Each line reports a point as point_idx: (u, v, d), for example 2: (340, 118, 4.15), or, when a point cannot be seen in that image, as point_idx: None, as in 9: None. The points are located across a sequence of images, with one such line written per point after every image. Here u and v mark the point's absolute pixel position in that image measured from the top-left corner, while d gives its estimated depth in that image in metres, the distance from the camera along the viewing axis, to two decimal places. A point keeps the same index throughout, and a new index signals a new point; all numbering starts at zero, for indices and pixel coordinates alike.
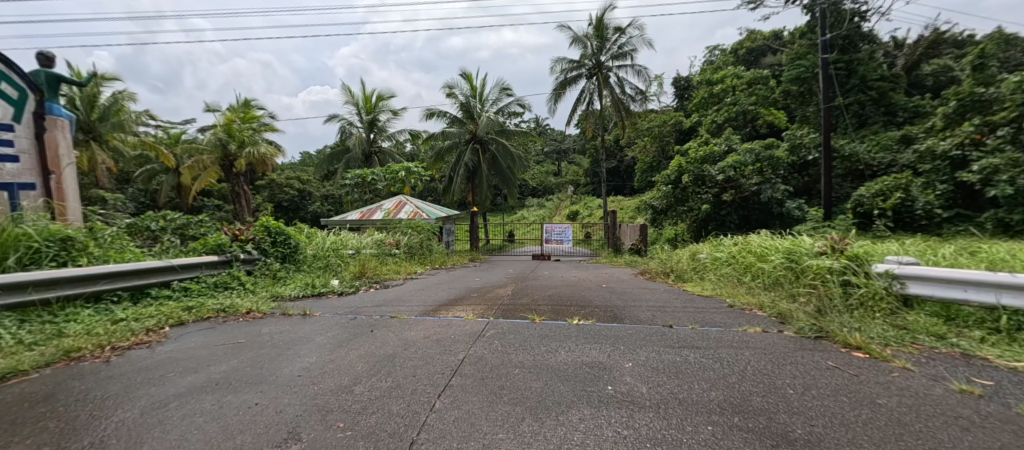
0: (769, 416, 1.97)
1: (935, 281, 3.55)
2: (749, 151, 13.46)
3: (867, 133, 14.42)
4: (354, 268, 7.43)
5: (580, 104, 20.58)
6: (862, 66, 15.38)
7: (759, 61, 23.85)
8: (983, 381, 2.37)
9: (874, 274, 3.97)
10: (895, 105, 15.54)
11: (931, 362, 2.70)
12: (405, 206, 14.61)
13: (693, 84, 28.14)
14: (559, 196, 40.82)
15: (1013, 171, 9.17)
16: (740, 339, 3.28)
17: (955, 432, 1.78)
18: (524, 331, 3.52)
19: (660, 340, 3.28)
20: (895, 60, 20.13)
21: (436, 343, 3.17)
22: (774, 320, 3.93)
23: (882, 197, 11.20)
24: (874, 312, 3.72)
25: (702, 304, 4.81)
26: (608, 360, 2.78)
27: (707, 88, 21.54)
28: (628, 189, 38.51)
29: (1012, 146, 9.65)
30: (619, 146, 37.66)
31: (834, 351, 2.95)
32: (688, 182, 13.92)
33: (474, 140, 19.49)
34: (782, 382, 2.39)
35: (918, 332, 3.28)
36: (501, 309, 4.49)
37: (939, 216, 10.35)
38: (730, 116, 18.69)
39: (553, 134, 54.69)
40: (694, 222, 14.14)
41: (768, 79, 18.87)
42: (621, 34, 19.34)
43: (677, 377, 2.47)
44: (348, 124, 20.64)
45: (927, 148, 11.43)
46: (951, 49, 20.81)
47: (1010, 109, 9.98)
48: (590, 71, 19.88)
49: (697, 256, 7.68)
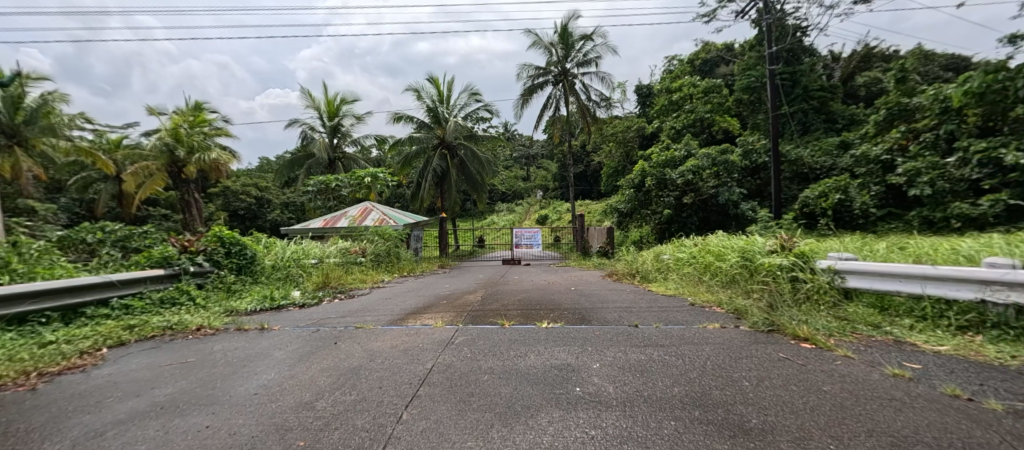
0: (729, 408, 2.06)
1: (871, 274, 3.86)
2: (706, 156, 14.09)
3: (810, 139, 15.54)
4: (316, 279, 7.11)
5: (547, 109, 20.96)
6: (804, 77, 16.71)
7: (713, 71, 25.15)
8: (913, 366, 2.59)
9: (818, 270, 4.28)
10: (834, 113, 16.84)
11: (869, 350, 2.92)
12: (371, 213, 14.22)
13: (653, 91, 29.33)
14: (528, 201, 41.20)
15: (932, 174, 10.19)
16: (701, 335, 3.45)
17: (890, 413, 1.94)
18: (494, 337, 3.50)
19: (626, 340, 3.37)
20: (833, 72, 21.82)
21: (403, 353, 3.10)
22: (731, 316, 4.13)
23: (824, 198, 12.07)
24: (819, 305, 4.00)
25: (666, 303, 4.99)
26: (577, 362, 2.82)
27: (666, 95, 22.45)
28: (595, 194, 39.49)
29: (931, 152, 10.78)
30: (586, 152, 38.61)
31: (785, 344, 3.14)
32: (651, 186, 14.47)
33: (442, 145, 19.36)
34: (738, 375, 2.52)
35: (857, 322, 3.55)
36: (471, 315, 4.46)
37: (874, 215, 11.24)
38: (688, 122, 19.57)
39: (522, 140, 55.32)
40: (658, 225, 14.60)
41: (722, 87, 19.89)
42: (586, 42, 19.77)
43: (642, 376, 2.54)
44: (309, 129, 19.94)
45: (862, 153, 12.41)
46: (880, 62, 22.81)
47: (929, 119, 11.10)
48: (556, 77, 20.25)
49: (660, 257, 7.98)
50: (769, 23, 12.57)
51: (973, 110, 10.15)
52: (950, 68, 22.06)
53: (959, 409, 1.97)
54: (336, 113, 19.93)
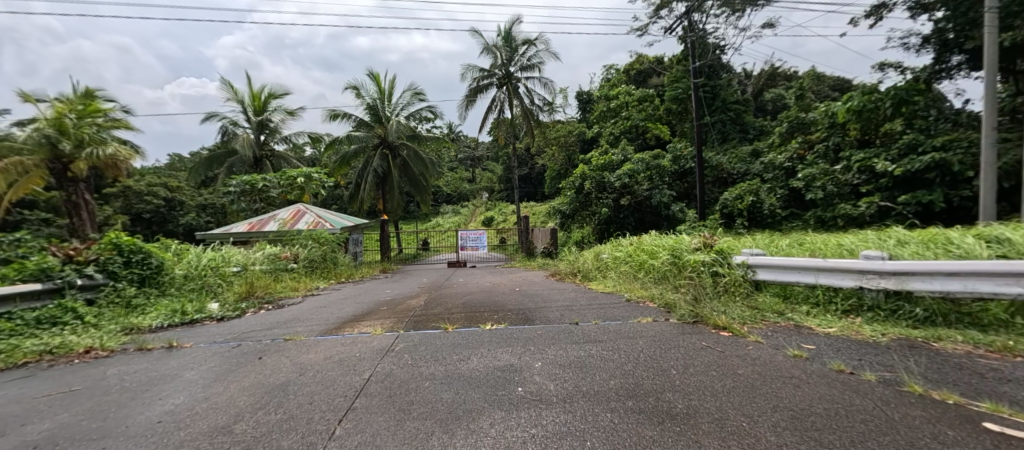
0: (658, 396, 2.20)
1: (776, 267, 4.34)
2: (641, 160, 15.02)
3: (728, 147, 17.16)
4: (239, 288, 6.46)
5: (491, 112, 21.05)
6: (722, 91, 18.62)
7: (646, 82, 26.80)
8: (808, 346, 2.96)
9: (734, 265, 4.71)
10: (747, 125, 18.76)
11: (776, 335, 3.28)
12: (304, 215, 13.28)
13: (593, 98, 30.66)
14: (473, 203, 40.98)
15: (823, 179, 11.73)
16: (635, 329, 3.66)
17: (790, 389, 2.20)
18: (436, 342, 3.43)
19: (566, 337, 3.48)
20: (746, 87, 24.31)
21: (337, 364, 2.93)
22: (662, 310, 4.43)
23: (740, 200, 13.38)
24: (735, 296, 4.44)
25: (604, 300, 5.22)
26: (519, 362, 2.86)
27: (604, 102, 23.55)
28: (539, 196, 40.34)
29: (823, 160, 12.42)
30: (530, 155, 39.32)
31: (707, 333, 3.44)
32: (591, 189, 15.17)
33: (383, 145, 18.66)
34: (667, 365, 2.71)
35: (765, 310, 3.98)
36: (412, 321, 4.32)
37: (780, 215, 12.64)
38: (625, 129, 20.67)
39: (467, 141, 55.01)
40: (598, 225, 14.97)
41: (654, 97, 21.25)
42: (528, 47, 20.07)
43: (580, 371, 2.63)
44: (231, 124, 18.19)
45: (770, 160, 13.94)
46: (784, 81, 25.84)
47: (820, 132, 12.81)
48: (500, 80, 20.38)
49: (599, 256, 8.33)
50: (693, 40, 13.72)
51: (853, 125, 11.85)
52: (837, 88, 25.56)
53: (843, 381, 2.28)
54: (262, 108, 18.40)
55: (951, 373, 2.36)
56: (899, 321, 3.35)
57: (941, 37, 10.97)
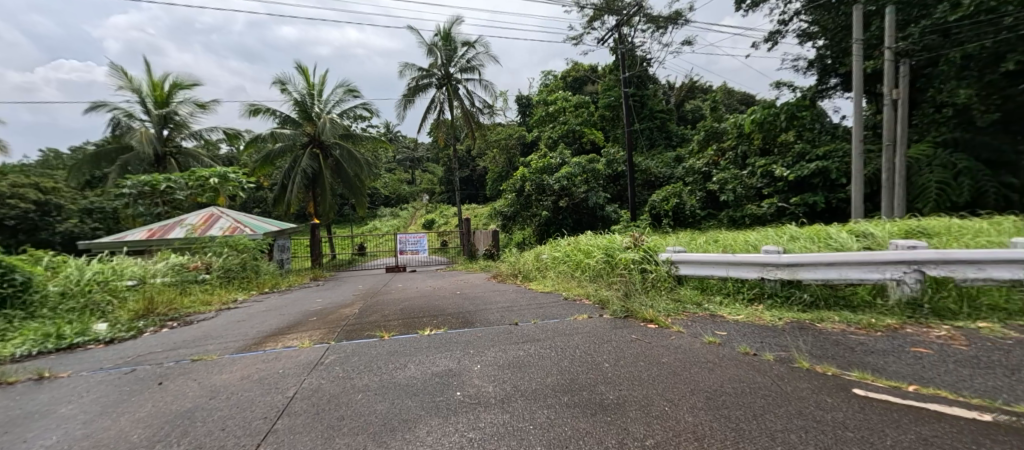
0: (592, 390, 2.30)
1: (695, 262, 4.73)
2: (577, 164, 15.65)
3: (655, 153, 18.47)
4: (135, 304, 5.64)
5: (431, 112, 20.65)
6: (649, 101, 20.01)
7: (582, 89, 27.94)
8: (720, 333, 3.28)
9: (660, 261, 5.06)
10: (671, 132, 20.36)
11: (695, 324, 3.60)
12: (218, 220, 11.98)
13: (532, 102, 31.33)
14: (413, 205, 39.80)
15: (734, 182, 13.09)
16: (571, 326, 3.80)
17: (706, 373, 2.42)
18: (371, 351, 3.28)
19: (506, 338, 3.51)
20: (670, 98, 26.35)
21: (257, 382, 2.68)
22: (597, 306, 4.65)
23: (666, 202, 14.47)
24: (660, 291, 4.78)
25: (543, 300, 5.35)
26: (458, 366, 2.82)
27: (543, 107, 24.17)
28: (481, 198, 40.30)
29: (734, 165, 13.85)
30: (471, 157, 39.14)
31: (636, 326, 3.67)
32: (531, 191, 15.56)
33: (312, 144, 17.47)
34: (600, 358, 2.85)
35: (686, 302, 4.33)
36: (345, 330, 4.08)
37: (699, 215, 13.87)
38: (563, 133, 21.37)
39: (405, 142, 53.35)
40: (539, 226, 15.53)
41: (589, 104, 22.24)
42: (468, 49, 19.96)
43: (519, 371, 2.67)
44: (125, 116, 15.88)
45: (690, 165, 15.25)
46: (701, 93, 28.41)
47: (731, 141, 14.31)
48: (439, 81, 20.06)
49: (539, 257, 8.52)
50: (623, 52, 14.60)
51: (757, 135, 13.38)
52: (745, 102, 28.62)
53: (748, 362, 2.57)
54: (165, 100, 16.31)
55: (830, 348, 2.76)
56: (792, 307, 3.86)
57: (823, 62, 12.81)
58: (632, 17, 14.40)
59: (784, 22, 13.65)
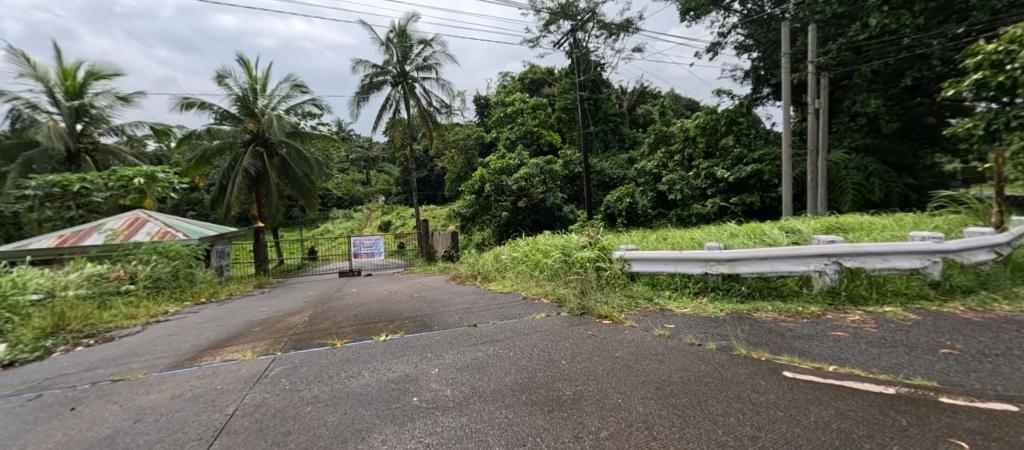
0: (549, 387, 2.34)
1: (645, 259, 4.95)
2: (535, 165, 15.86)
3: (610, 155, 19.11)
4: (42, 320, 4.99)
5: (386, 111, 20.06)
6: (603, 104, 20.67)
7: (539, 91, 28.31)
8: (669, 326, 3.46)
9: (614, 259, 5.24)
10: (624, 135, 21.17)
11: (646, 318, 3.77)
12: (146, 225, 10.91)
13: (490, 103, 31.31)
14: (368, 206, 38.45)
15: (681, 183, 13.84)
16: (529, 325, 3.84)
17: (655, 365, 2.54)
18: (322, 360, 3.13)
19: (464, 340, 3.48)
20: (623, 102, 27.36)
21: (191, 401, 2.47)
22: (554, 305, 4.74)
23: (620, 202, 15.01)
24: (615, 288, 4.95)
25: (503, 300, 5.37)
26: (415, 371, 2.76)
27: (501, 108, 24.24)
28: (439, 199, 39.68)
29: (681, 167, 14.64)
30: (428, 157, 38.42)
31: (592, 323, 3.78)
32: (490, 192, 15.55)
33: (255, 142, 16.37)
34: (558, 356, 2.90)
35: (638, 298, 4.52)
36: (292, 340, 3.85)
37: (650, 214, 14.54)
38: (520, 134, 21.51)
39: (359, 141, 51.44)
40: (498, 227, 15.58)
41: (546, 106, 22.58)
42: (424, 47, 19.57)
43: (477, 372, 2.66)
44: (29, 107, 14.03)
45: (642, 167, 15.93)
46: (652, 98, 29.76)
47: (678, 144, 15.12)
48: (394, 78, 19.53)
49: (498, 257, 8.53)
50: (578, 56, 14.98)
51: (701, 138, 14.24)
52: (691, 107, 30.33)
53: (693, 352, 2.73)
54: (78, 90, 14.58)
55: (764, 335, 3.00)
56: (733, 298, 4.15)
57: (757, 72, 13.88)
58: (586, 23, 14.80)
59: (724, 34, 14.65)
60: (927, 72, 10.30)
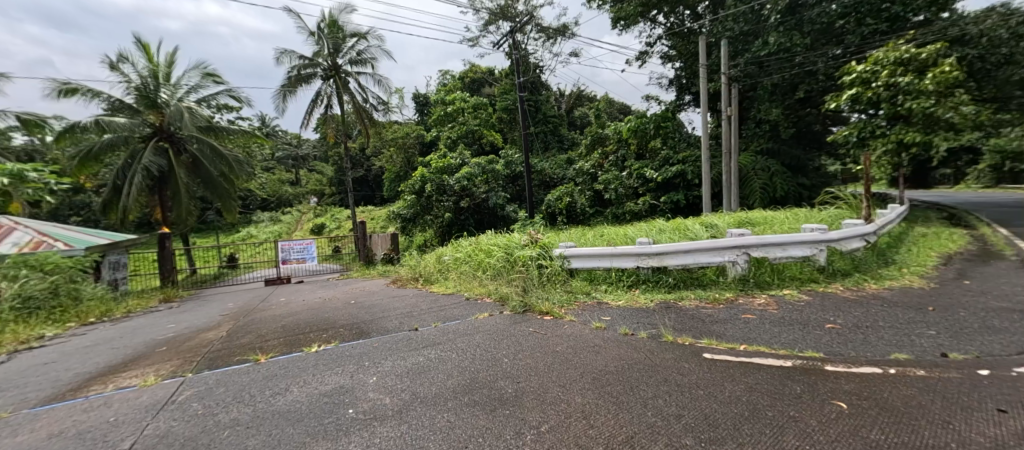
0: (491, 386, 2.35)
1: (583, 256, 5.13)
2: (477, 165, 15.83)
3: (550, 155, 19.60)
4: None
5: (317, 106, 18.82)
6: (542, 106, 21.14)
7: (480, 90, 28.25)
8: (606, 318, 3.64)
9: (554, 256, 5.38)
10: (563, 136, 21.85)
11: (584, 312, 3.93)
12: (15, 234, 9.21)
13: (430, 101, 30.63)
14: (298, 208, 35.80)
15: (615, 182, 14.61)
16: (472, 326, 3.82)
17: (593, 357, 2.65)
18: (244, 378, 2.86)
19: (405, 345, 3.38)
20: (561, 104, 28.19)
21: (76, 439, 2.13)
22: (497, 303, 4.76)
23: (560, 201, 15.43)
24: (555, 284, 5.09)
25: (445, 302, 5.28)
26: (351, 381, 2.62)
27: (441, 107, 23.82)
28: (377, 199, 38.03)
29: (615, 168, 15.44)
30: (365, 156, 36.65)
31: (534, 319, 3.87)
32: (431, 192, 15.24)
33: (159, 136, 14.55)
34: (501, 355, 2.92)
35: (577, 293, 4.70)
36: (207, 358, 3.47)
37: (588, 212, 15.16)
38: (461, 133, 21.24)
39: (287, 138, 47.70)
40: (440, 227, 15.33)
41: (487, 105, 22.58)
42: (358, 40, 18.63)
43: (419, 377, 2.59)
44: None
45: (579, 167, 16.54)
46: (588, 101, 31.00)
47: (612, 146, 15.92)
48: (326, 72, 18.37)
49: (441, 258, 8.37)
50: (517, 58, 15.15)
51: (633, 141, 15.13)
52: (624, 111, 32.09)
53: (628, 342, 2.89)
54: None
55: (687, 322, 3.28)
56: (661, 289, 4.47)
57: (680, 80, 15.07)
58: (525, 26, 15.03)
59: (651, 44, 15.71)
60: (816, 86, 11.88)
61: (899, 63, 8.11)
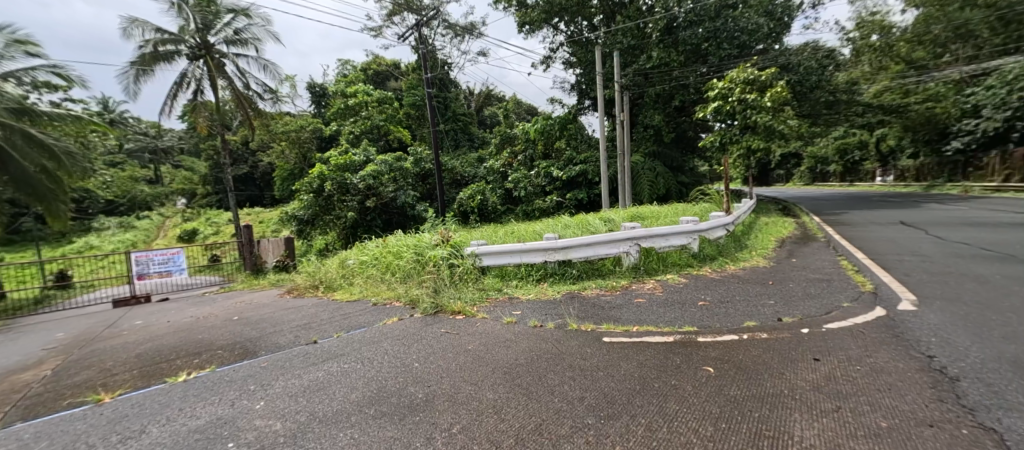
0: (400, 393, 2.25)
1: (494, 253, 5.18)
2: (383, 162, 15.07)
3: (461, 153, 19.44)
4: None
5: (182, 89, 16.02)
6: (451, 103, 20.90)
7: (385, 84, 26.79)
8: (517, 312, 3.74)
9: (466, 255, 5.35)
10: (474, 135, 21.84)
11: (496, 308, 3.99)
12: None
13: (327, 93, 28.13)
14: (161, 211, 30.08)
15: (524, 181, 15.09)
16: (379, 333, 3.62)
17: (505, 352, 2.69)
18: (79, 425, 2.31)
19: (302, 361, 3.06)
20: (471, 102, 28.16)
21: None
22: (407, 306, 4.58)
23: (472, 199, 15.31)
24: (467, 282, 5.07)
25: (349, 309, 4.91)
26: (233, 410, 2.29)
27: (341, 99, 22.05)
28: (266, 200, 33.78)
29: (524, 166, 15.96)
30: (249, 151, 32.24)
31: (446, 320, 3.81)
32: (332, 191, 14.01)
33: None
34: (411, 360, 2.81)
35: (489, 289, 4.76)
36: (23, 407, 2.72)
37: (500, 209, 15.40)
38: (365, 128, 19.86)
39: (142, 128, 39.67)
40: (344, 229, 14.22)
41: (393, 100, 21.50)
42: (236, 17, 16.27)
43: (318, 395, 2.37)
44: None
45: (490, 166, 16.61)
46: (498, 101, 31.45)
47: (521, 146, 16.37)
48: (193, 51, 15.72)
49: (345, 263, 7.75)
50: (424, 53, 14.64)
51: (539, 141, 15.77)
52: (532, 112, 33.26)
53: (537, 334, 3.01)
54: None
55: (589, 310, 3.54)
56: (567, 281, 4.76)
57: (580, 86, 16.16)
58: (431, 20, 14.61)
59: (553, 49, 16.56)
60: (689, 98, 13.72)
61: (747, 82, 9.63)
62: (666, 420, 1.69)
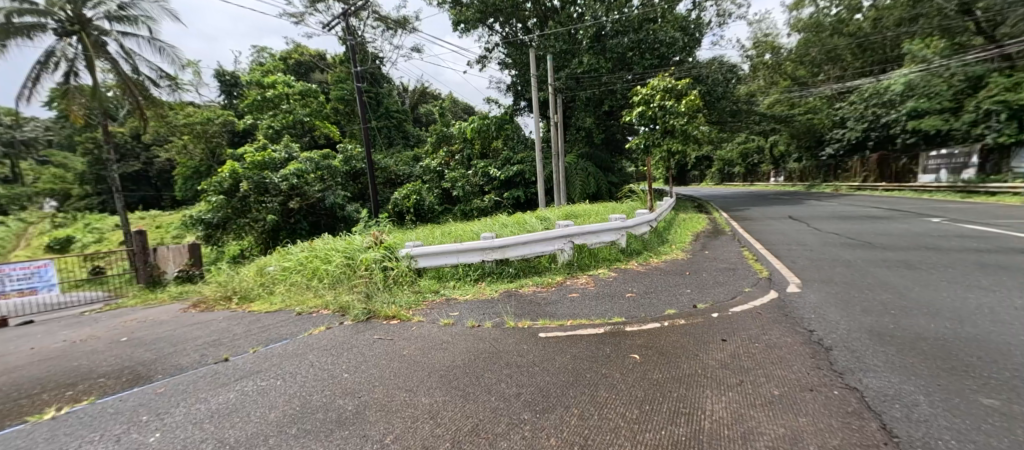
0: (327, 407, 2.10)
1: (430, 253, 5.03)
2: (309, 160, 14.09)
3: (395, 152, 18.71)
4: None
5: (47, 70, 13.47)
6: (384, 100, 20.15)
7: (308, 76, 24.87)
8: (454, 314, 3.69)
9: (400, 257, 5.14)
10: (408, 133, 21.11)
11: (433, 311, 3.90)
12: None
13: (240, 83, 25.42)
14: (20, 217, 24.94)
15: (461, 180, 14.91)
16: (305, 344, 3.35)
17: (442, 355, 2.64)
18: None
19: (211, 382, 2.74)
20: (404, 99, 27.23)
21: None
22: (336, 314, 4.30)
23: (408, 199, 14.58)
24: (401, 285, 4.89)
25: (269, 321, 4.48)
26: (120, 446, 1.97)
27: (257, 90, 20.05)
28: (164, 201, 29.54)
29: (461, 166, 15.80)
30: (141, 146, 28.01)
31: (380, 325, 3.64)
32: (247, 191, 12.67)
33: None
34: (339, 370, 2.64)
35: (426, 292, 4.64)
36: None
37: (437, 209, 15.04)
38: (287, 123, 18.25)
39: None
40: (263, 233, 12.95)
41: (318, 93, 20.03)
42: None
43: (229, 418, 2.13)
44: None
45: (427, 165, 15.93)
46: (433, 99, 30.78)
47: (457, 145, 16.18)
48: (63, 25, 13.31)
49: (264, 270, 7.06)
50: (352, 44, 13.75)
51: (476, 140, 15.70)
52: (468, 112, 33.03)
53: (475, 334, 2.99)
54: None
55: (525, 307, 3.60)
56: (504, 279, 4.80)
57: (514, 87, 16.40)
58: (360, 11, 13.80)
59: (489, 49, 16.60)
60: (616, 102, 14.56)
61: (666, 90, 10.46)
62: (596, 408, 1.77)
